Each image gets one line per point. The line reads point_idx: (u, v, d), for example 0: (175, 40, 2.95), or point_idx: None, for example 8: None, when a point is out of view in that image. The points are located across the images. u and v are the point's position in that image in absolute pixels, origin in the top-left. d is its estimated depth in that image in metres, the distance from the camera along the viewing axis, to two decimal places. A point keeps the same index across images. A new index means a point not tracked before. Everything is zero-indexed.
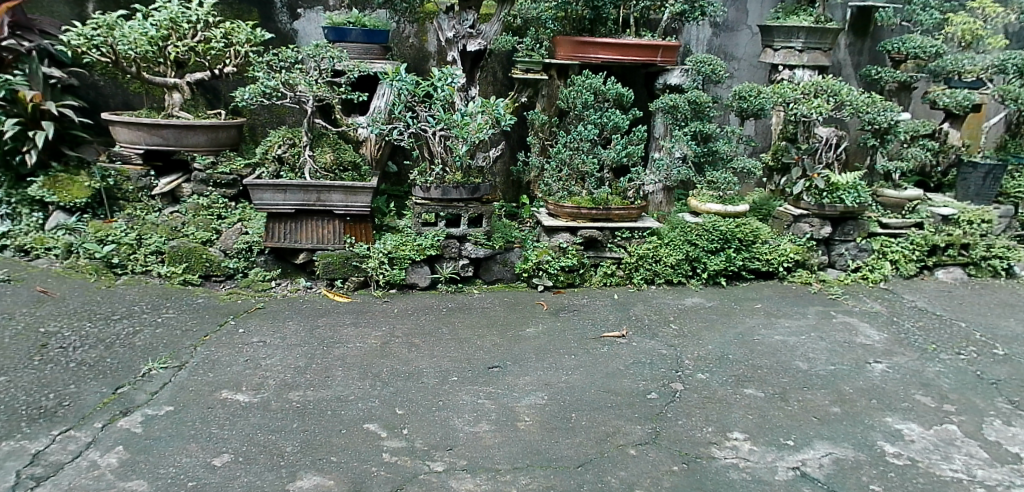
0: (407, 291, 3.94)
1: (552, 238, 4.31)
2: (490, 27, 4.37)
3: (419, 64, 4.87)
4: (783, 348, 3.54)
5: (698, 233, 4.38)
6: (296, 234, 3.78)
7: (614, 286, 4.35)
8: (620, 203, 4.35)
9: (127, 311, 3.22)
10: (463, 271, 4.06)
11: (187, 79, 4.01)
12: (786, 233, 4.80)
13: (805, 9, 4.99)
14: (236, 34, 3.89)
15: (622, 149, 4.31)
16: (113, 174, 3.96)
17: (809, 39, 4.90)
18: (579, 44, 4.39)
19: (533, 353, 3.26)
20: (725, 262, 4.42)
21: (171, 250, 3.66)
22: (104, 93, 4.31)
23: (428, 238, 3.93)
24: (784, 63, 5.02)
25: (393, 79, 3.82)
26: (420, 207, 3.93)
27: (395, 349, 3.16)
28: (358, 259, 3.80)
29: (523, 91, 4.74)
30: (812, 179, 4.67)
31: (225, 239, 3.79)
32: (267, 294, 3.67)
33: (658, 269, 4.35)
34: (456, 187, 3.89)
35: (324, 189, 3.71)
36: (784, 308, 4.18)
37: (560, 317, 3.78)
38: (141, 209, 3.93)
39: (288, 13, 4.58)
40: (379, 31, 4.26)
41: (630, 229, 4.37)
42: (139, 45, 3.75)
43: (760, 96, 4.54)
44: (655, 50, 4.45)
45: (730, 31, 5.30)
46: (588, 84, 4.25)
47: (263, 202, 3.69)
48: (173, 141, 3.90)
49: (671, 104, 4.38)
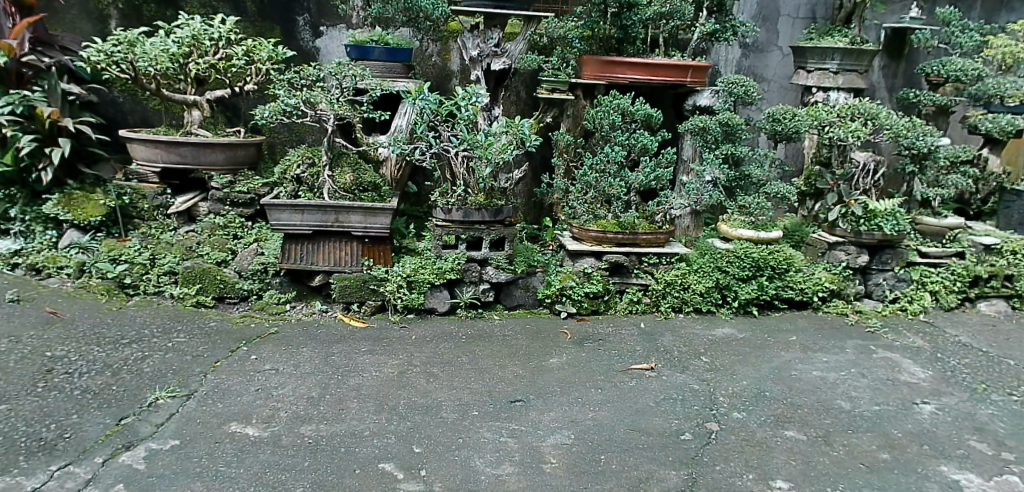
0: (425, 316, 3.80)
1: (577, 263, 4.14)
2: (515, 46, 4.29)
3: (442, 83, 4.78)
4: (823, 386, 3.34)
5: (729, 260, 4.21)
6: (313, 256, 3.65)
7: (640, 313, 4.17)
8: (647, 228, 4.19)
9: (138, 335, 3.11)
10: (483, 296, 3.91)
11: (207, 97, 3.94)
12: (819, 262, 4.61)
13: (840, 30, 4.84)
14: (258, 51, 3.81)
15: (650, 172, 4.15)
16: (130, 192, 3.86)
17: (844, 60, 4.73)
18: (607, 64, 4.27)
19: (558, 386, 3.09)
20: (757, 291, 4.24)
21: (185, 271, 3.56)
22: (123, 110, 4.25)
23: (449, 261, 3.79)
24: (818, 85, 4.86)
25: (415, 97, 3.67)
26: (440, 229, 3.80)
27: (413, 379, 3.00)
28: (375, 282, 3.68)
29: (548, 111, 4.55)
30: (849, 205, 4.46)
31: (241, 259, 3.67)
32: (281, 318, 3.54)
33: (686, 297, 4.17)
34: (479, 209, 3.76)
35: (343, 210, 3.59)
36: (821, 341, 3.96)
37: (585, 346, 3.60)
38: (156, 228, 3.82)
39: (311, 30, 4.52)
40: (402, 49, 4.18)
41: (658, 255, 4.20)
42: (160, 62, 3.68)
43: (796, 119, 4.37)
44: (685, 70, 4.32)
45: (760, 52, 5.16)
46: (615, 105, 4.11)
47: (280, 222, 3.57)
48: (191, 159, 3.80)
49: (701, 125, 4.25)
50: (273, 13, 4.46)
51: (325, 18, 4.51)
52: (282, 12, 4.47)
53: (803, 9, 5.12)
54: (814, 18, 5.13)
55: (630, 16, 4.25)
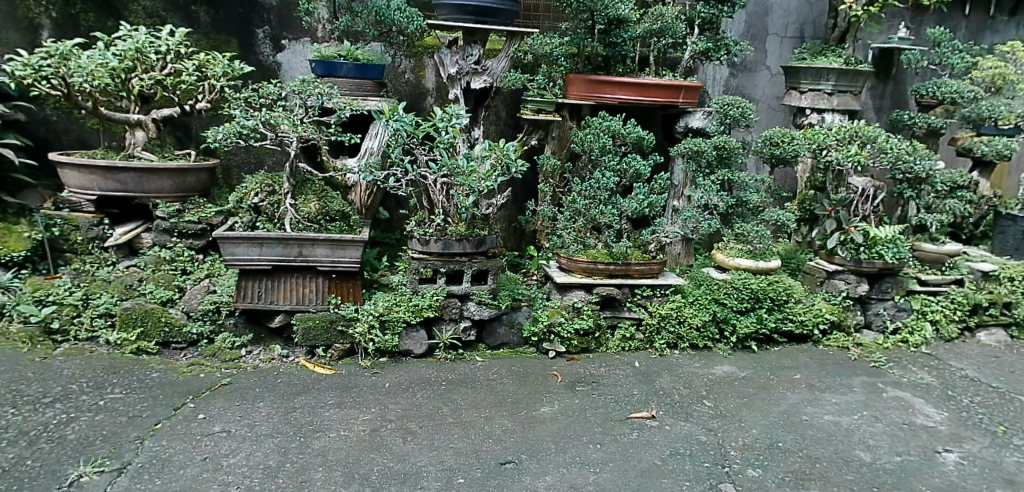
0: (400, 359, 3.41)
1: (565, 296, 3.81)
2: (496, 63, 3.94)
3: (416, 102, 4.45)
4: (838, 434, 3.05)
5: (726, 291, 3.94)
6: (273, 294, 3.26)
7: (633, 351, 3.85)
8: (640, 258, 3.90)
9: (63, 392, 2.67)
10: (464, 336, 3.55)
11: (153, 116, 3.57)
12: (818, 291, 4.38)
13: (833, 49, 4.69)
14: (211, 66, 3.49)
15: (644, 199, 3.88)
16: (59, 223, 3.40)
17: (838, 81, 4.58)
18: (595, 84, 3.99)
19: (553, 442, 2.74)
20: (756, 325, 3.97)
21: (123, 313, 3.13)
22: (55, 129, 3.79)
23: (427, 297, 3.44)
24: (812, 106, 4.68)
25: (389, 118, 3.35)
26: (416, 262, 3.47)
27: (387, 439, 2.62)
28: (343, 322, 3.30)
29: (533, 133, 4.25)
30: (849, 232, 4.24)
31: (190, 298, 3.26)
32: (236, 366, 3.12)
33: (682, 332, 3.86)
34: (460, 240, 3.44)
35: (307, 242, 3.22)
36: (827, 379, 3.69)
37: (577, 391, 3.25)
38: (91, 264, 3.39)
39: (271, 44, 4.16)
40: (373, 65, 3.84)
41: (652, 287, 3.90)
42: (97, 77, 3.29)
43: (794, 142, 4.15)
44: (677, 90, 4.07)
45: (747, 72, 4.95)
46: (605, 127, 3.85)
47: (235, 257, 3.17)
48: (132, 187, 3.39)
49: (695, 148, 4.00)
50: (230, 25, 4.09)
51: (287, 31, 4.16)
52: (240, 24, 4.10)
53: (791, 27, 4.94)
54: (801, 37, 4.97)
55: (619, 34, 3.99)
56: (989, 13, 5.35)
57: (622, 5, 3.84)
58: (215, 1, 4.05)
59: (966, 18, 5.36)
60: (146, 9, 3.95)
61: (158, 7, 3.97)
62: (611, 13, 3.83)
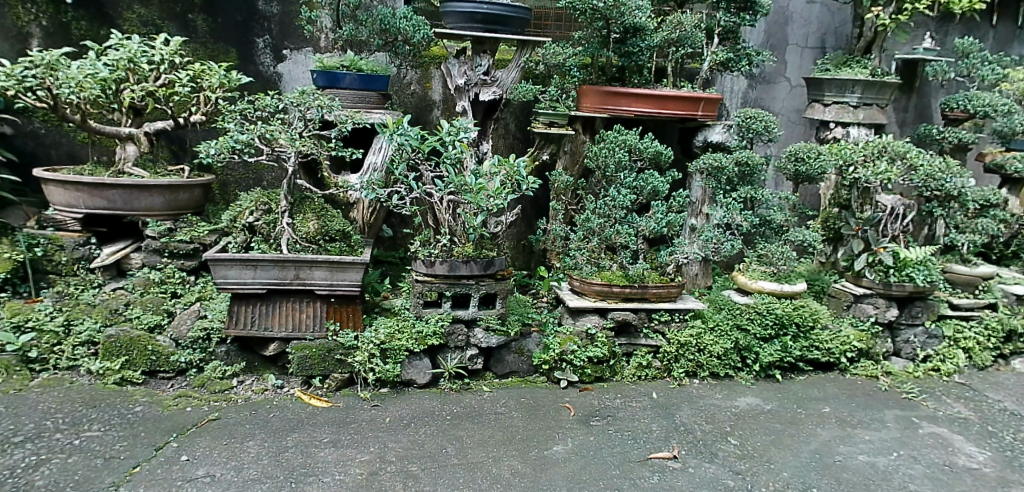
0: (402, 389, 3.19)
1: (578, 321, 3.60)
2: (506, 74, 3.74)
3: (422, 115, 4.26)
4: (877, 478, 2.81)
5: (749, 317, 3.72)
6: (267, 320, 3.05)
7: (649, 380, 3.62)
8: (658, 280, 3.68)
9: (36, 431, 2.47)
10: (471, 364, 3.33)
11: (145, 129, 3.39)
12: (844, 316, 4.14)
13: (859, 60, 4.47)
14: (207, 77, 3.30)
15: (662, 217, 3.67)
16: (43, 242, 3.19)
17: (864, 94, 4.36)
18: (609, 95, 3.78)
19: (567, 488, 2.50)
20: (780, 353, 3.74)
21: (107, 341, 2.93)
22: (44, 143, 3.60)
23: (431, 323, 3.23)
24: (836, 120, 4.45)
25: (394, 132, 3.13)
26: (421, 285, 3.25)
27: (386, 485, 2.40)
28: (342, 351, 3.09)
29: (544, 147, 4.04)
30: (878, 254, 4.02)
31: (179, 324, 3.06)
32: (227, 398, 2.91)
33: (702, 360, 3.63)
34: (467, 262, 3.22)
35: (304, 265, 3.01)
36: (859, 413, 3.44)
37: (591, 427, 3.02)
38: (76, 286, 3.19)
39: (272, 54, 3.98)
40: (377, 76, 3.65)
41: (670, 311, 3.68)
42: (84, 89, 3.11)
43: (821, 159, 3.92)
44: (697, 102, 3.85)
45: (767, 83, 4.74)
46: (621, 141, 3.63)
47: (227, 281, 2.97)
48: (121, 204, 3.19)
49: (716, 164, 3.79)
50: (228, 34, 3.91)
51: (288, 41, 3.99)
52: (239, 33, 3.92)
53: (812, 38, 4.73)
54: (823, 47, 4.76)
55: (636, 43, 3.78)
56: (1016, 24, 5.14)
57: (640, 13, 3.63)
58: (213, 9, 3.87)
59: (993, 28, 5.13)
60: (141, 16, 3.76)
61: (154, 15, 3.77)
62: (628, 21, 3.63)
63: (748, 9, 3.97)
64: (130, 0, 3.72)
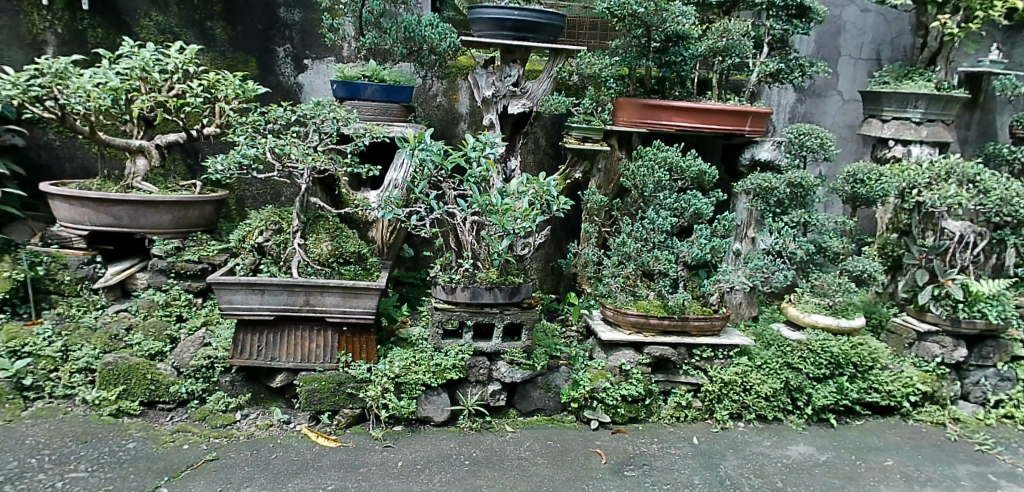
0: (418, 427, 2.94)
1: (611, 355, 3.30)
2: (538, 85, 3.48)
3: (447, 129, 4.03)
4: None
5: (801, 355, 3.38)
6: (275, 349, 2.83)
7: (688, 421, 3.30)
8: (700, 312, 3.36)
9: (19, 470, 2.29)
10: (493, 401, 3.06)
11: (156, 141, 3.20)
12: (906, 354, 3.75)
13: (921, 72, 4.09)
14: (222, 87, 3.13)
15: (706, 243, 3.33)
16: (46, 261, 3.04)
17: (929, 109, 3.97)
18: (648, 108, 3.48)
19: None
20: (836, 395, 3.38)
21: (105, 368, 2.74)
22: (58, 155, 3.47)
23: (450, 355, 2.97)
24: (896, 137, 4.06)
25: (415, 147, 2.88)
26: (441, 313, 2.99)
27: None
28: (353, 384, 2.85)
29: (577, 165, 3.72)
30: (945, 286, 3.63)
31: (182, 351, 2.86)
32: (228, 434, 2.69)
33: (748, 402, 3.30)
34: (491, 289, 2.95)
35: (315, 290, 2.78)
36: (928, 468, 3.05)
37: (625, 479, 2.71)
38: (78, 307, 3.03)
39: (293, 64, 3.81)
40: (400, 87, 3.43)
41: (712, 347, 3.36)
42: (92, 99, 2.94)
43: (883, 181, 3.53)
44: (744, 117, 3.54)
45: (817, 97, 4.38)
46: (661, 158, 3.33)
47: (232, 306, 2.76)
48: (127, 221, 3.01)
49: (765, 185, 3.46)
50: (248, 42, 3.74)
51: (310, 50, 3.82)
52: (259, 42, 3.76)
53: (867, 48, 4.36)
54: (879, 59, 4.38)
55: (679, 52, 3.49)
56: None
57: (684, 20, 3.35)
58: (233, 17, 3.71)
59: None
60: (159, 24, 3.60)
61: (171, 23, 3.62)
62: (670, 29, 3.35)
63: (802, 16, 3.65)
64: (147, 7, 3.58)
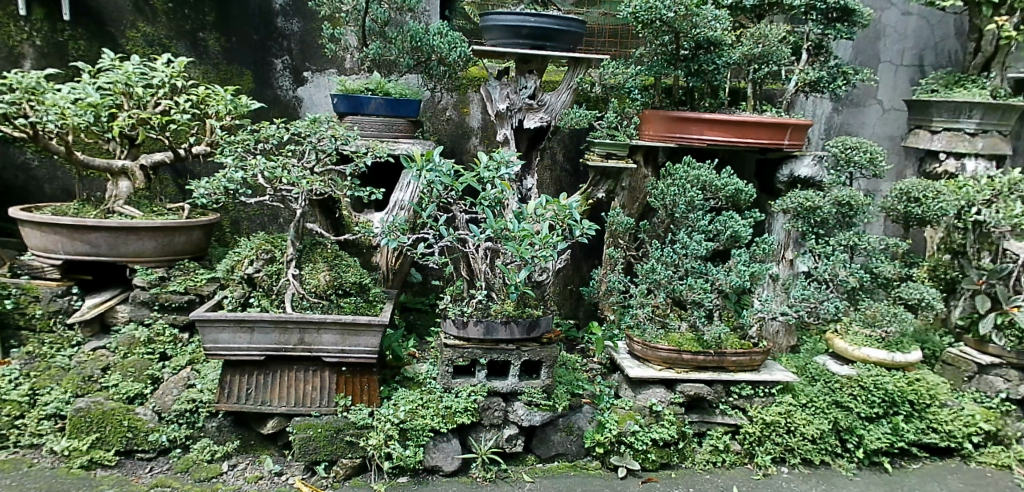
0: (425, 478, 2.63)
1: (639, 394, 2.98)
2: (556, 97, 3.17)
3: (458, 144, 3.74)
4: None
5: (851, 392, 3.04)
6: (265, 393, 2.54)
7: (726, 467, 2.96)
8: (738, 345, 3.03)
9: None
10: (509, 447, 2.74)
11: (141, 162, 2.95)
12: (966, 389, 3.38)
13: (973, 79, 3.74)
14: (212, 102, 2.88)
15: (744, 269, 3.00)
16: (15, 293, 2.77)
17: (984, 119, 3.63)
18: (677, 121, 3.18)
19: None
20: (891, 437, 3.03)
21: (75, 415, 2.47)
22: (36, 176, 3.23)
23: (461, 397, 2.67)
24: (947, 150, 3.74)
25: (422, 167, 2.58)
26: (451, 351, 2.68)
27: None
28: (353, 431, 2.56)
29: (600, 184, 3.39)
30: (1010, 313, 3.27)
31: (163, 395, 2.59)
32: (212, 488, 2.40)
33: (792, 444, 2.95)
34: (507, 324, 2.65)
35: (311, 327, 2.49)
36: None
37: None
38: (50, 345, 2.77)
39: (291, 76, 3.58)
40: (406, 101, 3.14)
41: (752, 384, 3.03)
42: (67, 117, 2.69)
43: (940, 199, 3.20)
44: (783, 130, 3.23)
45: (854, 106, 4.05)
46: (694, 176, 3.01)
47: (218, 346, 2.48)
48: (105, 249, 2.75)
49: (807, 204, 3.14)
50: (243, 55, 3.51)
51: (310, 62, 3.59)
52: (255, 53, 3.52)
53: (908, 54, 4.03)
54: (921, 65, 4.05)
55: (711, 60, 3.19)
56: None
57: (717, 25, 3.05)
58: (226, 27, 3.48)
59: None
60: (147, 36, 3.37)
61: (161, 34, 3.39)
62: (702, 35, 3.06)
63: (844, 19, 3.35)
64: (134, 18, 3.34)
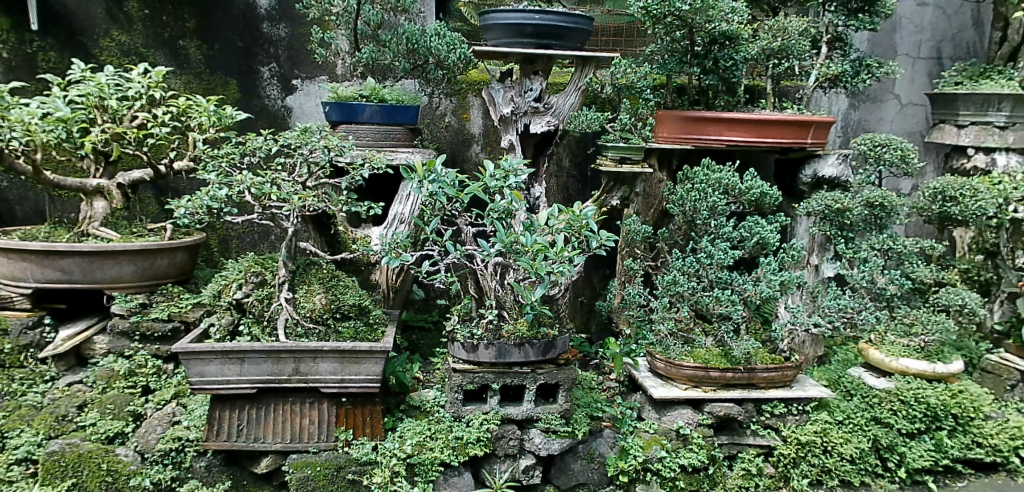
0: None
1: (664, 415, 2.76)
2: (564, 99, 2.98)
3: (459, 152, 3.54)
4: None
5: (891, 407, 2.82)
6: (258, 429, 2.31)
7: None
8: (769, 360, 2.82)
9: None
10: (525, 479, 2.51)
11: (119, 180, 2.75)
12: (1008, 399, 3.16)
13: (1000, 70, 3.56)
14: (194, 114, 2.66)
15: (774, 278, 2.78)
16: None
17: (1015, 111, 3.41)
18: (694, 121, 2.98)
19: None
20: (934, 454, 2.81)
21: (47, 460, 2.23)
22: (5, 198, 2.99)
23: (472, 426, 2.44)
24: (976, 145, 3.53)
25: (423, 178, 2.37)
26: (460, 377, 2.45)
27: None
28: (354, 469, 2.33)
29: (613, 191, 3.20)
30: None
31: (146, 433, 2.37)
32: None
33: (830, 465, 2.73)
34: (520, 346, 2.42)
35: (306, 357, 2.26)
36: None
37: None
38: (23, 381, 2.54)
39: (279, 84, 3.41)
40: (404, 107, 2.94)
41: (784, 401, 2.81)
42: (33, 133, 2.46)
43: (977, 198, 3.00)
44: (806, 128, 3.02)
45: (871, 102, 3.87)
46: (714, 179, 2.81)
47: (205, 379, 2.25)
48: (79, 276, 2.53)
49: (836, 205, 2.94)
50: (226, 63, 3.34)
51: (298, 69, 3.42)
52: (240, 61, 3.36)
53: (926, 46, 3.84)
54: (940, 57, 3.86)
55: (728, 55, 2.99)
56: None
57: (734, 18, 2.86)
58: (209, 35, 3.32)
59: None
60: (122, 44, 3.14)
61: (138, 43, 3.17)
62: (718, 29, 2.86)
63: (866, 9, 3.16)
64: (107, 26, 3.11)
